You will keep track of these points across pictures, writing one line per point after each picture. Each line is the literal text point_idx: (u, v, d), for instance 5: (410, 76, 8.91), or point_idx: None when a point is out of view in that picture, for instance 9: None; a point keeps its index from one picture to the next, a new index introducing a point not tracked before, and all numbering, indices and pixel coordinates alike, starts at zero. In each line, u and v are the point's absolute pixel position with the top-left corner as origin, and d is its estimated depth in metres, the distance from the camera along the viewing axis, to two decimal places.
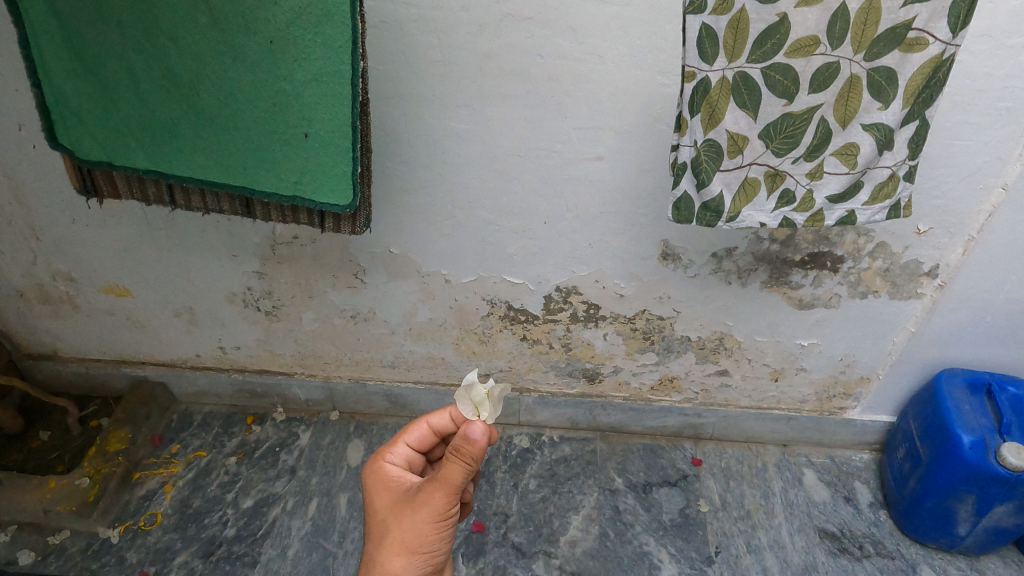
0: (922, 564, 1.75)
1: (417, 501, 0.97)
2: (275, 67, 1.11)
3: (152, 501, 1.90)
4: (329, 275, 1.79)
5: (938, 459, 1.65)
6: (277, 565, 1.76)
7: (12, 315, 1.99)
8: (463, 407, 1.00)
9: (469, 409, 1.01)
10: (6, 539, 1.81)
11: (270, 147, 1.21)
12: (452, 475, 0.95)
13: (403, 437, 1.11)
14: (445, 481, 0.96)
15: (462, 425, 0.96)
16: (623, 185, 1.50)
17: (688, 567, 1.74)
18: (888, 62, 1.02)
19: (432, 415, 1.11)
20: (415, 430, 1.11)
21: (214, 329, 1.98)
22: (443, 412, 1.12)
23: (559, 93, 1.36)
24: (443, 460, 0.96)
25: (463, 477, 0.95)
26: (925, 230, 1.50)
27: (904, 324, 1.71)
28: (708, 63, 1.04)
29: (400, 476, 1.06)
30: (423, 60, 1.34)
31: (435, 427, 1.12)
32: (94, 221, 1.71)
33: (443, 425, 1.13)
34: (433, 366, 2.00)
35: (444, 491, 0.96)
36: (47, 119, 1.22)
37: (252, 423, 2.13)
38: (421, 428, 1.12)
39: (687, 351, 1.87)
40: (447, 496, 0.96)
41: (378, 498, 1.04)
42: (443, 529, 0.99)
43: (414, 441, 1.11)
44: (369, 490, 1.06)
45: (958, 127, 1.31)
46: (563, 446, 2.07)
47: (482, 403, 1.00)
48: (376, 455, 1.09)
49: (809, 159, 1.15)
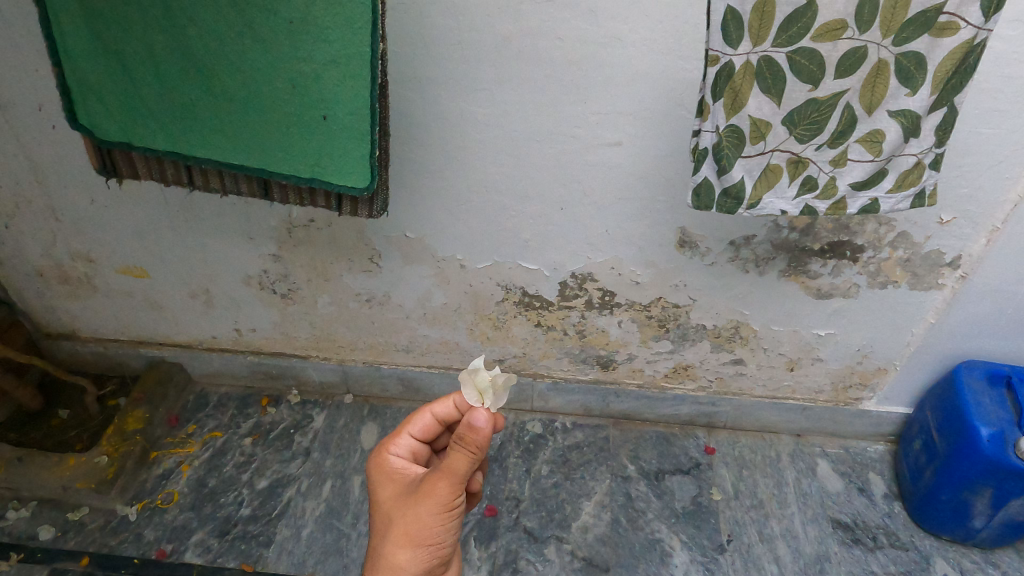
0: (936, 556, 1.74)
1: (421, 491, 0.98)
2: (294, 48, 1.10)
3: (169, 480, 1.93)
4: (345, 259, 1.79)
5: (955, 452, 1.64)
6: (292, 544, 1.78)
7: (32, 294, 2.01)
8: (468, 392, 1.02)
9: (473, 395, 1.03)
10: (26, 514, 1.85)
11: (289, 129, 1.20)
12: (457, 464, 0.94)
13: (407, 428, 1.12)
14: (450, 471, 0.95)
15: (466, 413, 0.94)
16: (641, 171, 1.49)
17: (699, 555, 1.75)
18: (918, 46, 1.00)
19: (436, 405, 1.11)
20: (419, 420, 1.12)
21: (230, 311, 1.99)
22: (445, 401, 1.12)
23: (578, 77, 1.35)
24: (448, 451, 0.96)
25: (468, 467, 0.95)
26: (948, 220, 1.48)
27: (923, 315, 1.69)
28: (732, 47, 1.03)
29: (404, 469, 1.07)
30: (441, 43, 1.33)
31: (439, 416, 1.12)
32: (113, 202, 1.72)
33: (447, 414, 1.12)
34: (447, 350, 2.00)
35: (449, 481, 0.96)
36: (68, 100, 1.23)
37: (267, 405, 2.15)
38: (425, 419, 1.12)
39: (702, 339, 1.86)
40: (452, 486, 0.96)
41: (384, 490, 1.04)
42: (449, 519, 0.99)
43: (419, 431, 1.12)
44: (375, 481, 1.07)
45: (986, 115, 1.28)
46: (576, 432, 2.07)
47: (486, 391, 1.02)
48: (380, 447, 1.10)
49: (833, 146, 1.13)
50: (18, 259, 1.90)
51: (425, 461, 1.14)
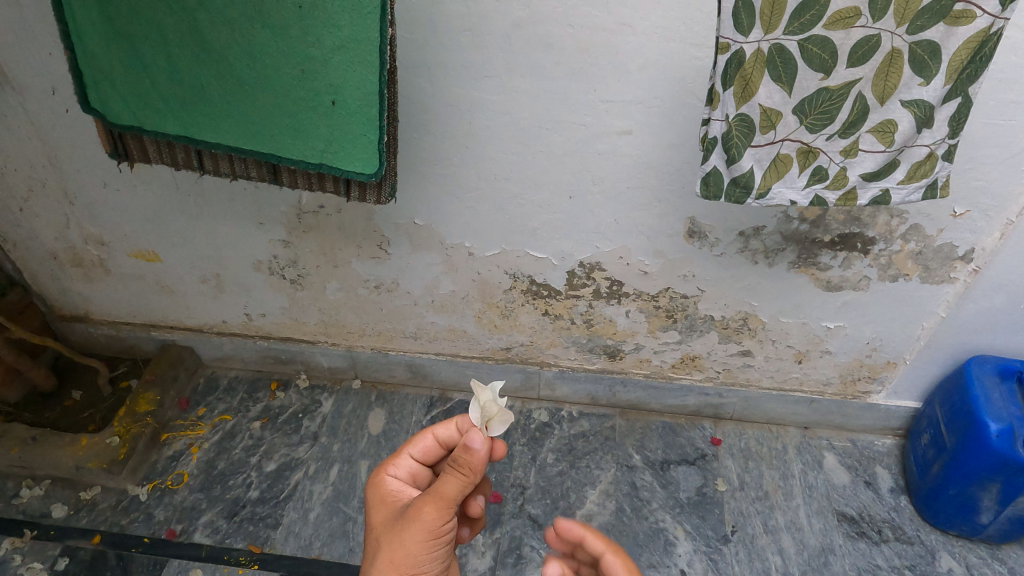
0: (941, 551, 1.74)
1: (407, 516, 0.98)
2: (304, 33, 1.10)
3: (179, 462, 1.95)
4: (353, 245, 1.80)
5: (963, 447, 1.63)
6: (299, 527, 1.80)
7: (46, 277, 2.04)
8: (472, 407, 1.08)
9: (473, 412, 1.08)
10: (40, 493, 1.88)
11: (298, 114, 1.21)
12: (448, 489, 0.98)
13: (407, 450, 1.15)
14: (441, 496, 0.98)
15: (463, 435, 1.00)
16: (651, 160, 1.48)
17: (703, 545, 1.75)
18: (932, 35, 0.98)
19: (438, 427, 1.14)
20: (420, 442, 1.14)
21: (240, 296, 2.01)
22: (448, 424, 1.14)
23: (588, 64, 1.34)
24: (442, 475, 1.00)
25: (460, 491, 0.99)
26: (962, 212, 1.46)
27: (934, 309, 1.68)
28: (743, 34, 1.02)
29: (399, 491, 1.09)
30: (451, 29, 1.32)
31: (440, 439, 1.14)
32: (125, 186, 1.73)
33: (449, 437, 1.14)
34: (455, 338, 2.01)
35: (438, 506, 0.98)
36: (81, 84, 1.24)
37: (276, 389, 2.17)
38: (426, 441, 1.14)
39: (710, 330, 1.86)
40: (439, 511, 0.97)
41: (376, 513, 1.06)
42: (435, 549, 0.98)
43: (419, 453, 1.14)
44: (371, 503, 1.09)
45: (1002, 106, 1.26)
46: (582, 421, 2.07)
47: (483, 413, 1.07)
48: (380, 467, 1.14)
49: (844, 136, 1.12)
50: (32, 241, 1.93)
51: (424, 484, 1.16)
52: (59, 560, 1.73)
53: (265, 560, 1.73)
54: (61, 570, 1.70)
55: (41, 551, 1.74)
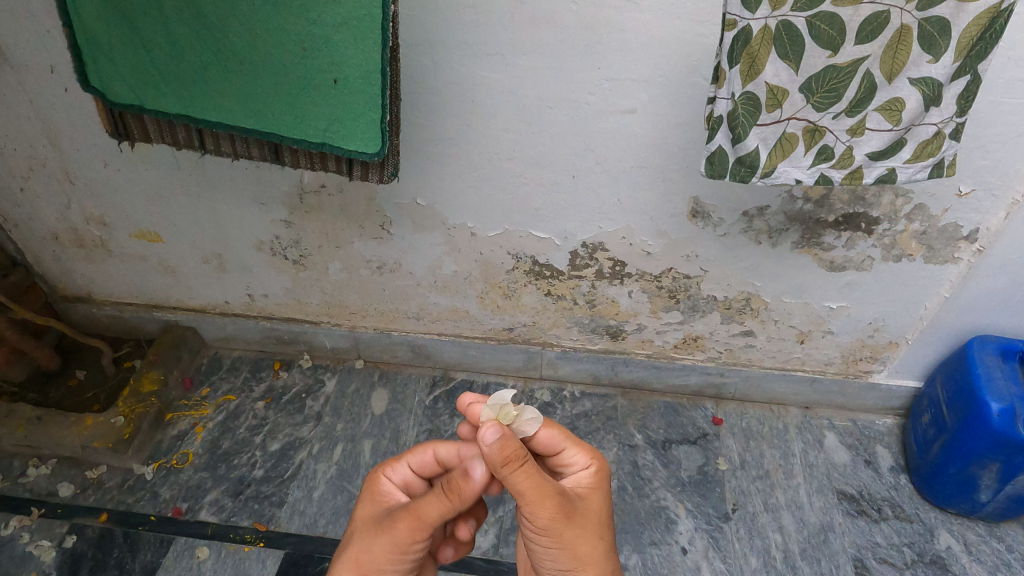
0: (940, 529, 1.75)
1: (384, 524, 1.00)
2: (305, 10, 1.09)
3: (184, 441, 1.97)
4: (356, 225, 1.79)
5: (964, 426, 1.64)
6: (304, 506, 1.82)
7: (48, 257, 2.03)
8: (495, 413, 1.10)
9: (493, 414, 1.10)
10: (46, 471, 1.89)
11: (299, 93, 1.20)
12: (429, 510, 0.99)
13: (406, 457, 1.14)
14: (420, 516, 0.99)
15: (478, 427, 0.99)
16: (655, 139, 1.47)
17: (704, 523, 1.77)
18: (942, 11, 0.97)
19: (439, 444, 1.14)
20: (420, 454, 1.14)
21: (243, 276, 2.01)
22: (450, 444, 1.14)
23: (592, 42, 1.32)
24: (426, 495, 1.01)
25: (440, 516, 0.99)
26: (967, 192, 1.45)
27: (937, 289, 1.68)
28: (750, 11, 1.01)
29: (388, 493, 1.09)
30: (454, 6, 1.31)
31: (440, 457, 1.14)
32: (126, 165, 1.72)
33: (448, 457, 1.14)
34: (457, 318, 2.01)
35: (413, 525, 0.98)
36: (80, 62, 1.22)
37: (279, 369, 2.17)
38: (425, 454, 1.14)
39: (712, 310, 1.86)
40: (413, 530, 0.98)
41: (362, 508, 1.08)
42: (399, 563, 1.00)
43: (417, 464, 1.14)
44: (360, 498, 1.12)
45: (1010, 85, 1.25)
46: (584, 401, 2.08)
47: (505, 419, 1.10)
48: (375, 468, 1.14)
49: (851, 115, 1.11)
50: (33, 222, 1.92)
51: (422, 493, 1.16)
52: (66, 537, 1.75)
53: (271, 538, 1.75)
54: (69, 547, 1.72)
55: (49, 529, 1.76)
